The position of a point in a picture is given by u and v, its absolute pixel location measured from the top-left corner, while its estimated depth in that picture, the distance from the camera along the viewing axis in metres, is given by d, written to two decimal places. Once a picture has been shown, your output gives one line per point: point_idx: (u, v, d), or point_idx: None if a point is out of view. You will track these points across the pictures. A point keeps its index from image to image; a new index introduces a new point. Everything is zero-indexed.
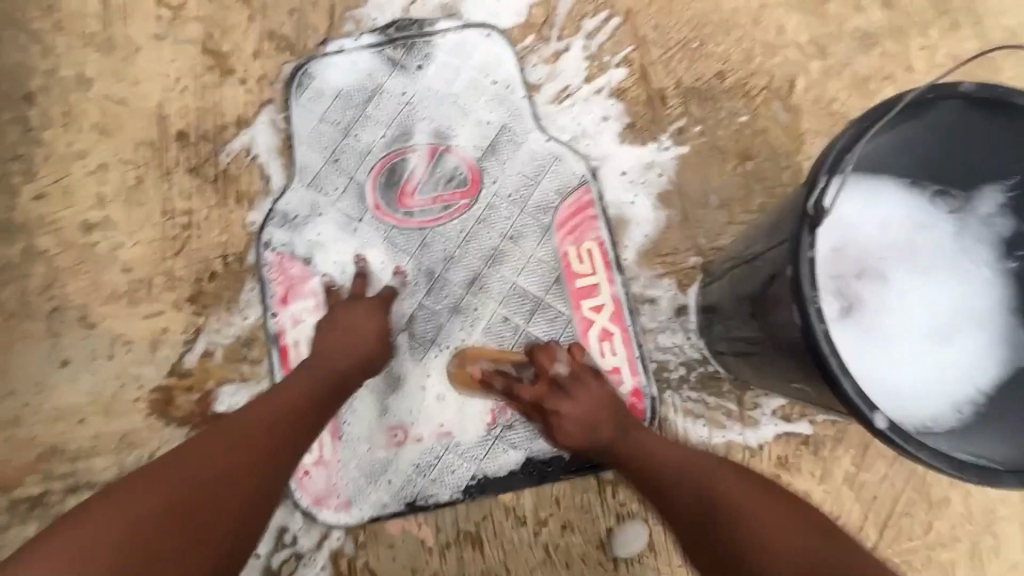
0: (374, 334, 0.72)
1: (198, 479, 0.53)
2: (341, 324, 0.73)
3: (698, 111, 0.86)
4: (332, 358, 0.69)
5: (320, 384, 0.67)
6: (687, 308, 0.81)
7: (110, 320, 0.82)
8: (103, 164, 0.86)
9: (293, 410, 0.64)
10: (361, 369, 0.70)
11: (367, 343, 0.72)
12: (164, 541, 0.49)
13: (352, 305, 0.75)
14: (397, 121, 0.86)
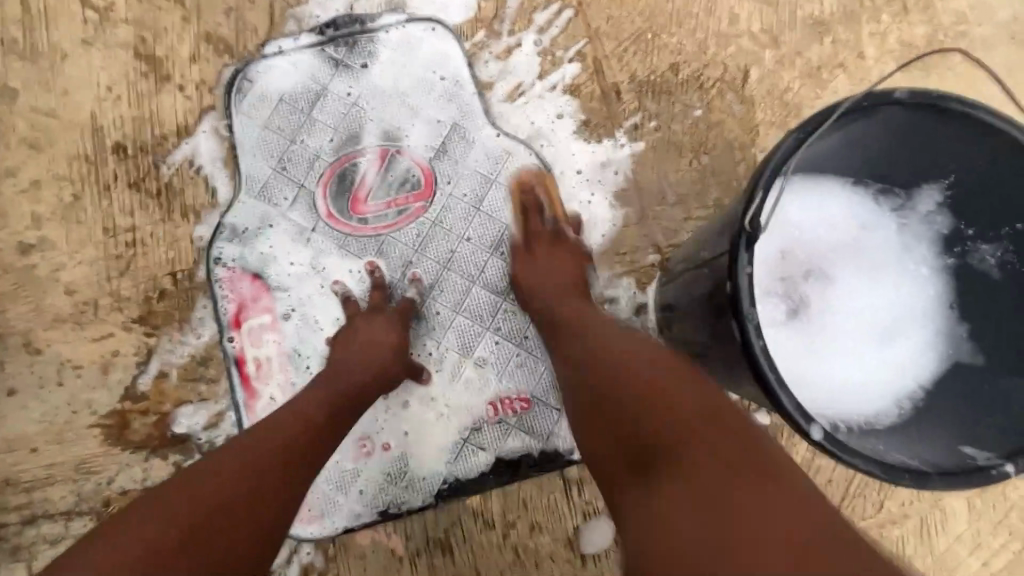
0: (390, 351, 0.72)
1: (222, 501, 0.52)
2: (358, 337, 0.72)
3: (653, 105, 0.85)
4: (354, 369, 0.69)
5: (342, 398, 0.67)
6: (647, 306, 0.81)
7: (56, 345, 0.79)
8: (36, 181, 0.82)
9: (298, 437, 0.61)
10: (375, 386, 0.70)
11: (383, 359, 0.71)
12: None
13: (372, 317, 0.75)
14: (345, 125, 0.83)
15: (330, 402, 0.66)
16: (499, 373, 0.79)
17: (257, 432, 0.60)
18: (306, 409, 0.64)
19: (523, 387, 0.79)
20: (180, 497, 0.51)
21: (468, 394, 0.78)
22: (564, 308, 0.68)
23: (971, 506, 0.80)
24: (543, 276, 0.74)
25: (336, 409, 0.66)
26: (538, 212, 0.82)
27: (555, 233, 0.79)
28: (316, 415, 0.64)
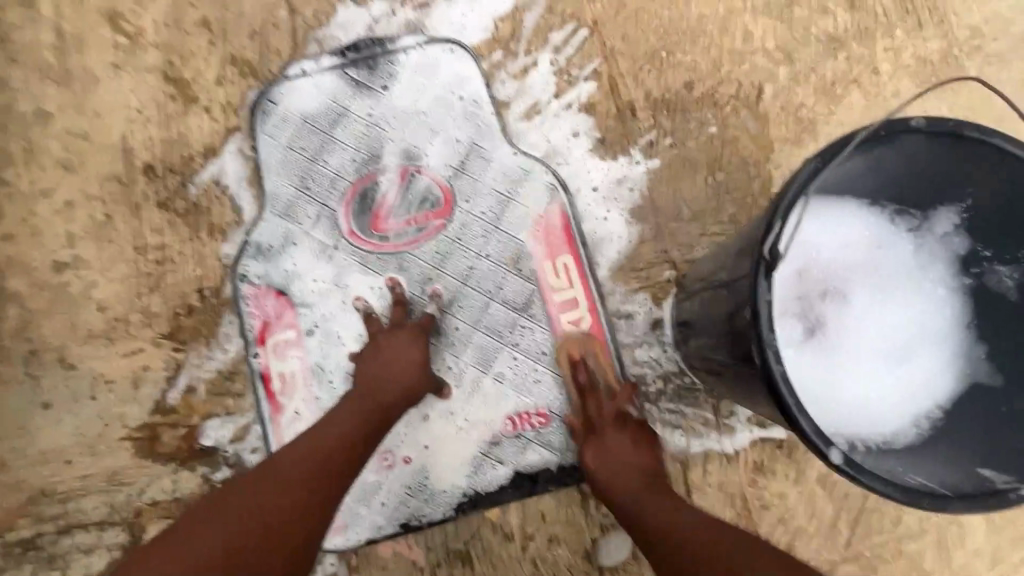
0: (414, 370, 0.72)
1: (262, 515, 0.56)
2: (381, 356, 0.73)
3: (668, 122, 0.86)
4: (377, 389, 0.70)
5: (367, 420, 0.67)
6: (663, 321, 0.82)
7: (89, 360, 0.82)
8: (70, 201, 0.85)
9: (325, 458, 0.62)
10: (401, 405, 0.70)
11: (408, 378, 0.71)
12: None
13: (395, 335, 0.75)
14: (366, 144, 0.85)
15: (354, 424, 0.66)
16: (518, 388, 0.80)
17: (283, 457, 0.62)
18: (333, 433, 0.65)
19: (541, 401, 0.80)
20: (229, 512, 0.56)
21: (487, 407, 0.80)
22: (634, 475, 0.68)
23: (990, 520, 0.80)
24: (608, 459, 0.70)
25: (362, 431, 0.67)
26: (593, 386, 0.77)
27: (618, 414, 0.74)
28: (343, 438, 0.65)
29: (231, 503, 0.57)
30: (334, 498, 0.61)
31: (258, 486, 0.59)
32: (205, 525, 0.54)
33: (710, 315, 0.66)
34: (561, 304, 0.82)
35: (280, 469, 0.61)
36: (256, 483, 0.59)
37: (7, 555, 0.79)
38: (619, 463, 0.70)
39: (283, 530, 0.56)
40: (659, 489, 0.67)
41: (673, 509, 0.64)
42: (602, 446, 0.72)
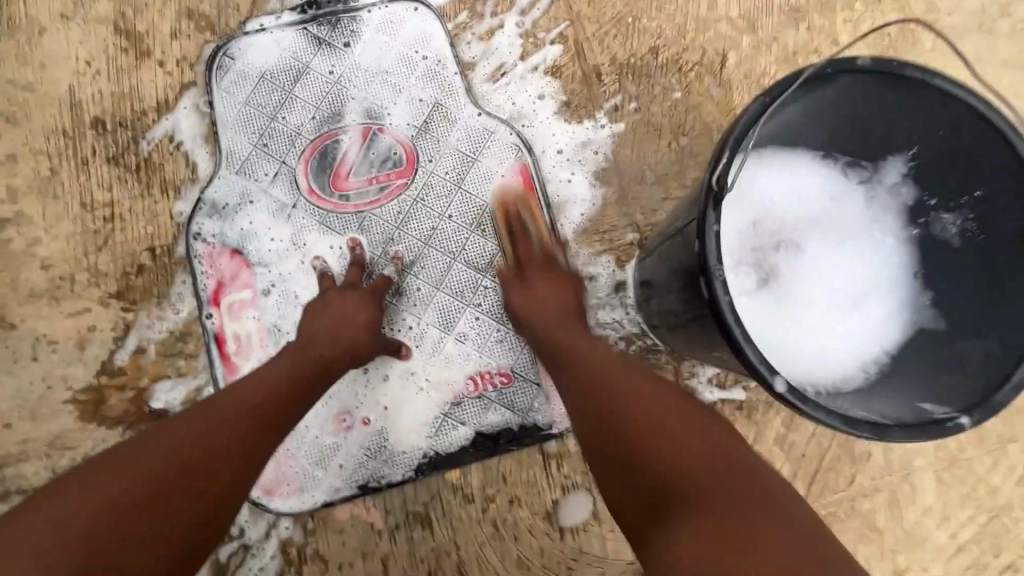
0: (361, 327, 0.71)
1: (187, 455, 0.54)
2: (327, 312, 0.71)
3: (633, 87, 0.86)
4: (325, 342, 0.68)
5: (314, 372, 0.66)
6: (626, 283, 0.82)
7: (31, 320, 0.78)
8: (12, 155, 0.81)
9: (261, 402, 0.61)
10: (346, 361, 0.69)
11: (353, 334, 0.70)
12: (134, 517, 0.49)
13: (346, 294, 0.73)
14: (327, 102, 0.84)
15: (298, 373, 0.65)
16: (480, 349, 0.79)
17: (220, 398, 0.61)
18: (275, 376, 0.64)
19: (503, 362, 0.79)
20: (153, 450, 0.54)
21: (448, 369, 0.79)
22: (558, 305, 0.72)
23: (939, 479, 0.82)
24: (536, 300, 0.73)
25: (306, 380, 0.65)
26: (525, 234, 0.81)
27: (545, 257, 0.77)
28: (284, 383, 0.64)
29: (157, 444, 0.54)
30: (270, 439, 0.60)
31: (189, 428, 0.56)
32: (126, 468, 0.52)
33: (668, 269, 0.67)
34: None
35: (217, 410, 0.59)
36: (189, 422, 0.57)
37: None
38: (549, 291, 0.73)
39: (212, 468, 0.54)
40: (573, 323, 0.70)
41: (584, 332, 0.69)
42: (605, 377, 0.61)
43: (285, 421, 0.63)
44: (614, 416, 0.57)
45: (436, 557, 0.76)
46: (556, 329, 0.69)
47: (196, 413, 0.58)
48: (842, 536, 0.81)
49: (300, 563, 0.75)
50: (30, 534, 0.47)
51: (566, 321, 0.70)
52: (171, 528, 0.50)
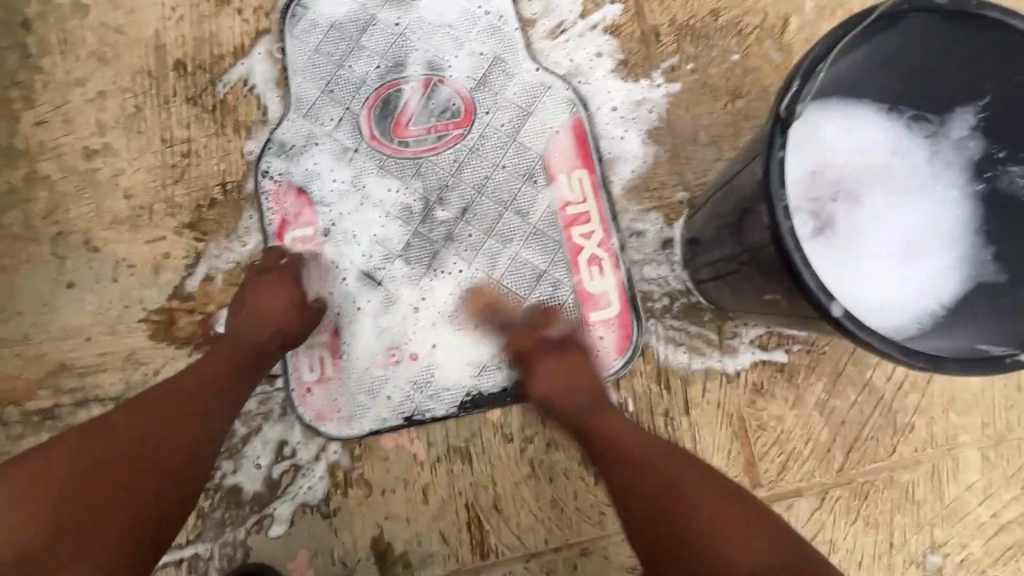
0: (288, 309, 0.74)
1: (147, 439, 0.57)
2: (253, 299, 0.73)
3: (691, 49, 0.87)
4: (258, 329, 0.71)
5: (237, 355, 0.69)
6: (673, 241, 0.83)
7: (113, 244, 0.85)
8: (102, 92, 0.87)
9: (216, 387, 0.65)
10: (278, 343, 0.72)
11: (283, 318, 0.73)
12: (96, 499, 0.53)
13: (262, 278, 0.75)
14: (391, 53, 0.87)
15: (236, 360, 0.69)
16: (526, 295, 0.82)
17: (176, 383, 0.64)
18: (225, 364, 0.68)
19: (548, 308, 0.81)
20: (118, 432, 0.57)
21: (493, 313, 0.81)
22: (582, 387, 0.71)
23: (985, 456, 0.81)
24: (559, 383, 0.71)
25: (236, 365, 0.68)
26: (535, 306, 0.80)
27: (558, 340, 0.75)
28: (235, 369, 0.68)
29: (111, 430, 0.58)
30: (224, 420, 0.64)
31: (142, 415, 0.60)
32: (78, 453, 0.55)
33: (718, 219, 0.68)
34: (573, 216, 0.83)
35: (173, 396, 0.62)
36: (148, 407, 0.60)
37: (26, 423, 0.81)
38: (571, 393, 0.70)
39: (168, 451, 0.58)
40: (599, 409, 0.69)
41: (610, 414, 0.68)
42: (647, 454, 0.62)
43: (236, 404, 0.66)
44: (646, 461, 0.61)
45: (473, 490, 0.79)
46: (593, 413, 0.68)
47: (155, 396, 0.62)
48: (880, 505, 0.80)
49: (346, 485, 0.79)
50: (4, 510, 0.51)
51: (576, 402, 0.70)
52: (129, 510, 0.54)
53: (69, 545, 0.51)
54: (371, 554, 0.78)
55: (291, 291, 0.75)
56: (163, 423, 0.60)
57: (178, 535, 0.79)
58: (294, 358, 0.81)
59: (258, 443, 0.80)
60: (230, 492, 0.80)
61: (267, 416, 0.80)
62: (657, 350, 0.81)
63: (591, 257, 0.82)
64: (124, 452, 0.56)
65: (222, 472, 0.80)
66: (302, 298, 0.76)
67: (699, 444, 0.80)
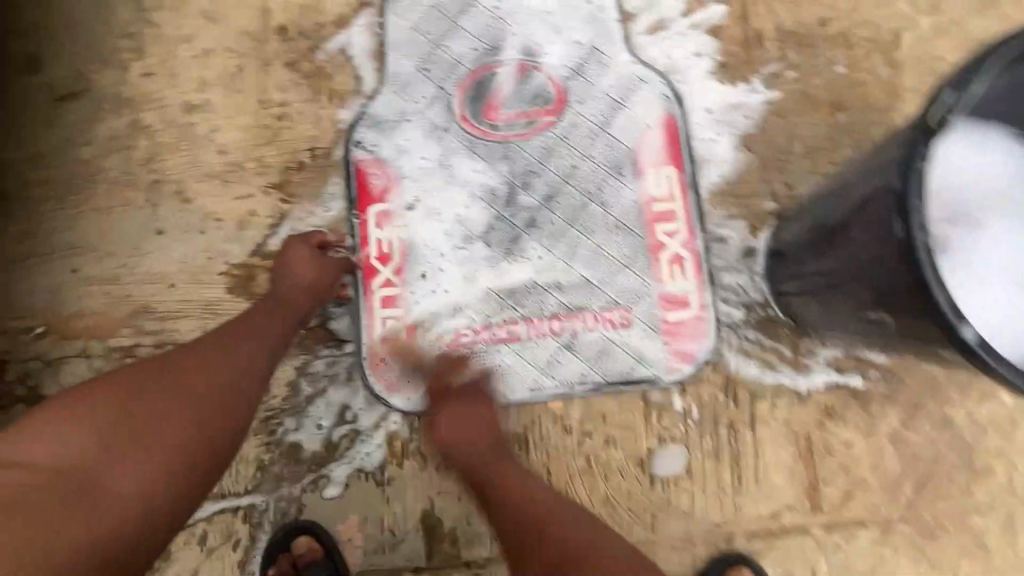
0: (310, 268, 0.77)
1: (195, 368, 0.60)
2: (280, 267, 0.77)
3: (795, 57, 0.84)
4: (289, 289, 0.75)
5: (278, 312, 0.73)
6: (756, 251, 0.81)
7: (203, 197, 0.87)
8: (207, 50, 0.90)
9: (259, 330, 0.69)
10: (308, 297, 0.76)
11: (308, 277, 0.76)
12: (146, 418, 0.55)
13: (286, 249, 0.79)
14: (490, 35, 0.87)
15: (273, 313, 0.72)
16: (603, 290, 0.81)
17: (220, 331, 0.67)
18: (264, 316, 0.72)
19: (626, 305, 0.80)
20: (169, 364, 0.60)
21: (567, 304, 0.81)
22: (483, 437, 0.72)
23: None
24: (465, 424, 0.73)
25: (276, 315, 0.72)
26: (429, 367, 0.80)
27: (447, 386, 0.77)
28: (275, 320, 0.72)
29: (129, 392, 0.56)
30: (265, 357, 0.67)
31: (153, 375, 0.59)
32: (116, 400, 0.56)
33: (813, 235, 0.67)
34: (658, 214, 0.82)
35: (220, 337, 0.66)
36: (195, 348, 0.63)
37: (106, 359, 0.85)
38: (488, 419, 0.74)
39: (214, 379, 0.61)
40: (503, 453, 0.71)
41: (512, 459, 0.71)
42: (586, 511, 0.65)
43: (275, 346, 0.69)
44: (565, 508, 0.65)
45: None
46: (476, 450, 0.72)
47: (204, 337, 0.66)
48: (946, 547, 0.77)
49: (402, 456, 0.80)
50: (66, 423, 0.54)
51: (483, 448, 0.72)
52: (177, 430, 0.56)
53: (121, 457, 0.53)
54: (420, 526, 0.79)
55: (306, 250, 0.78)
56: (203, 373, 0.61)
57: (237, 484, 0.81)
58: (369, 328, 0.82)
59: (322, 404, 0.82)
60: (290, 448, 0.81)
61: (333, 378, 0.82)
62: (727, 360, 0.80)
63: (673, 256, 0.81)
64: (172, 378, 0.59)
65: (284, 428, 0.82)
66: (319, 255, 0.79)
67: (761, 460, 0.78)
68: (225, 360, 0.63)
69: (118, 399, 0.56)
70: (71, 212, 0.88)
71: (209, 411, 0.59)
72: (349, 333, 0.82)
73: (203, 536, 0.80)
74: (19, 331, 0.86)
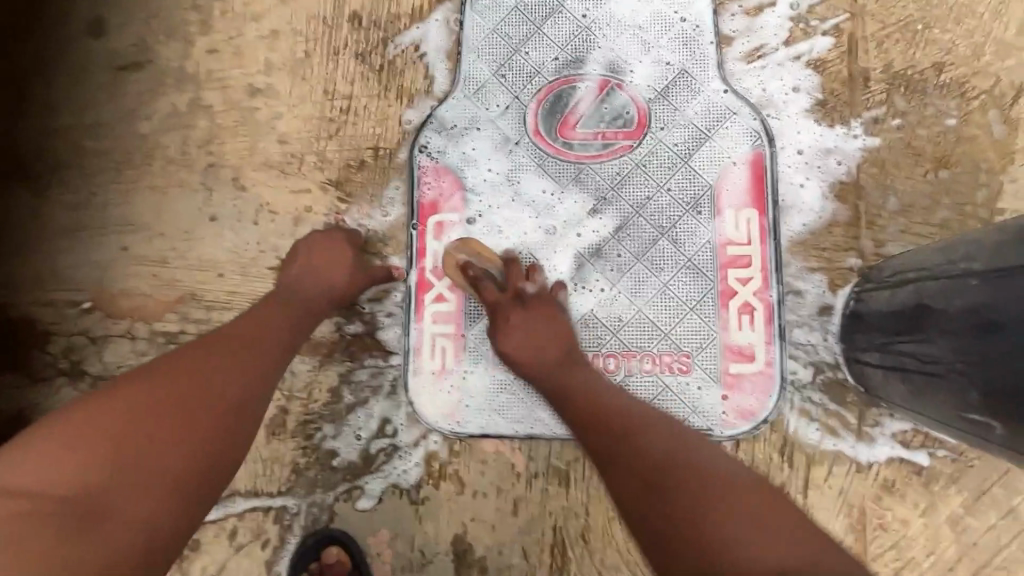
0: (336, 265, 0.74)
1: (191, 380, 0.54)
2: (304, 254, 0.75)
3: (902, 102, 0.78)
4: (307, 284, 0.72)
5: (289, 308, 0.68)
6: (833, 309, 0.76)
7: (260, 186, 0.85)
8: (276, 31, 0.86)
9: (260, 337, 0.63)
10: (327, 298, 0.72)
11: (331, 274, 0.73)
12: (139, 439, 0.48)
13: (314, 235, 0.77)
14: (574, 45, 0.82)
15: (285, 315, 0.67)
16: (664, 332, 0.77)
17: (216, 337, 0.61)
18: (269, 321, 0.65)
19: (687, 350, 0.77)
20: (158, 377, 0.53)
21: (626, 343, 0.77)
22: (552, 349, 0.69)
23: None
24: (523, 342, 0.70)
25: (286, 319, 0.67)
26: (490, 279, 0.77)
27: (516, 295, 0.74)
28: (279, 324, 0.66)
29: (113, 414, 0.49)
30: (267, 360, 0.60)
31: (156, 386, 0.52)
32: (100, 425, 0.48)
33: (894, 312, 0.65)
34: (732, 258, 0.77)
35: (218, 343, 0.60)
36: (187, 355, 0.57)
37: (151, 342, 0.84)
38: (549, 335, 0.70)
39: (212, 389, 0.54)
40: (573, 363, 0.68)
41: (580, 372, 0.67)
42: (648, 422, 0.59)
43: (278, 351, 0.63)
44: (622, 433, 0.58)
45: (564, 515, 0.77)
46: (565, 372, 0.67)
47: (201, 343, 0.59)
48: None
49: (439, 478, 0.78)
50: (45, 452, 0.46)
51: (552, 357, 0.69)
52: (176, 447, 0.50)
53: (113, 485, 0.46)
54: (450, 550, 0.77)
55: (345, 248, 0.76)
56: (199, 381, 0.54)
57: (270, 484, 0.80)
58: (418, 343, 0.80)
59: (362, 415, 0.80)
60: (326, 455, 0.80)
61: (376, 390, 0.80)
62: (787, 420, 0.76)
63: (743, 304, 0.77)
64: (165, 392, 0.52)
65: (322, 434, 0.80)
66: (354, 254, 0.77)
67: None
68: (220, 368, 0.56)
69: (100, 424, 0.48)
70: (125, 187, 0.86)
71: (222, 426, 0.53)
72: (397, 344, 0.80)
73: (233, 532, 0.80)
74: (65, 303, 0.85)
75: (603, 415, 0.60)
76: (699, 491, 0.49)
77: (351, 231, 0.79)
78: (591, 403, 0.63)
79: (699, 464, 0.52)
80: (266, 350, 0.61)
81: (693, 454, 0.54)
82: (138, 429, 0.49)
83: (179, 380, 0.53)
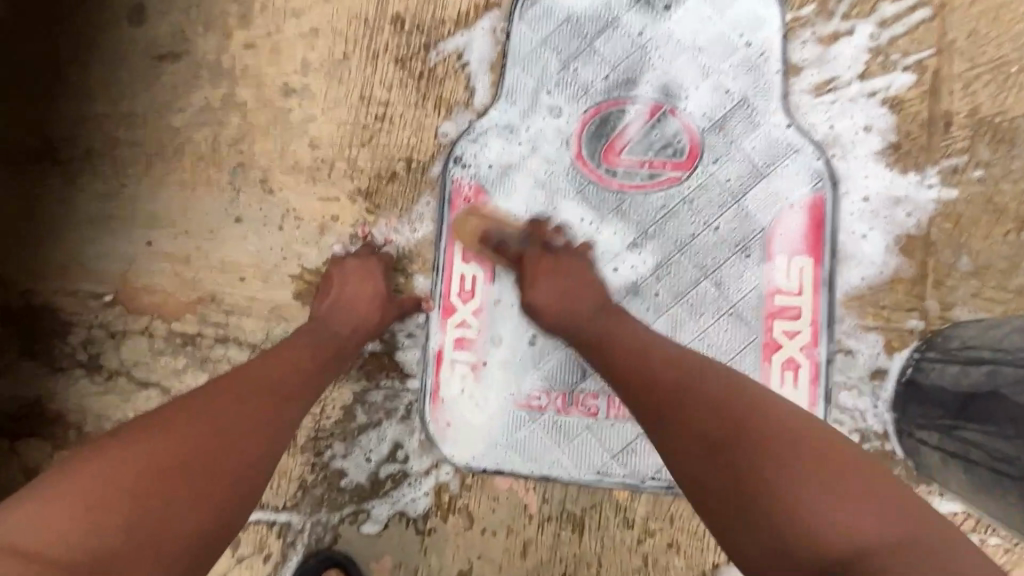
0: (370, 302, 0.71)
1: (217, 422, 0.50)
2: (339, 285, 0.73)
3: (987, 152, 0.70)
4: (342, 320, 0.69)
5: (317, 340, 0.65)
6: (886, 373, 0.70)
7: (287, 190, 0.82)
8: (315, 29, 0.83)
9: (288, 375, 0.59)
10: (358, 335, 0.69)
11: (363, 311, 0.70)
12: (159, 487, 0.45)
13: (347, 264, 0.75)
14: (626, 65, 0.76)
15: (315, 349, 0.64)
16: None
17: (247, 371, 0.58)
18: (298, 356, 0.62)
19: None
20: (184, 417, 0.49)
21: None
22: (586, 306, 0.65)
23: None
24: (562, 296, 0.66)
25: (317, 355, 0.64)
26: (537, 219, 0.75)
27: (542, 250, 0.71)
28: (308, 361, 0.62)
29: (132, 462, 0.45)
30: (295, 399, 0.57)
31: (185, 433, 0.48)
32: (118, 473, 0.44)
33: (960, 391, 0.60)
34: (780, 308, 0.72)
35: (248, 377, 0.56)
36: (212, 392, 0.53)
37: (169, 342, 0.82)
38: (581, 287, 0.67)
39: (239, 434, 0.51)
40: (611, 312, 0.65)
41: (620, 322, 0.63)
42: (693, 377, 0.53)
43: (306, 390, 0.60)
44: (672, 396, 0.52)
45: (576, 563, 0.73)
46: (604, 324, 0.64)
47: (225, 378, 0.56)
48: None
49: (448, 510, 0.75)
50: (58, 504, 0.42)
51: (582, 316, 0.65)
52: (196, 495, 0.46)
53: (129, 541, 0.42)
54: None
55: (379, 283, 0.74)
56: (226, 423, 0.50)
57: (276, 498, 0.78)
58: (439, 368, 0.77)
59: (374, 437, 0.77)
60: (334, 475, 0.77)
61: (390, 413, 0.77)
62: None
63: (788, 360, 0.71)
64: (192, 435, 0.48)
65: (332, 453, 0.78)
66: (385, 292, 0.74)
67: None
68: (246, 406, 0.53)
69: (119, 473, 0.44)
70: (154, 181, 0.84)
71: (243, 471, 0.49)
72: (416, 367, 0.77)
73: (236, 542, 0.78)
74: (88, 295, 0.84)
75: (644, 366, 0.56)
76: (774, 458, 0.44)
77: (381, 253, 0.77)
78: (638, 349, 0.59)
79: (756, 415, 0.47)
80: (295, 390, 0.58)
81: (738, 403, 0.49)
82: (158, 477, 0.45)
83: (206, 421, 0.50)
